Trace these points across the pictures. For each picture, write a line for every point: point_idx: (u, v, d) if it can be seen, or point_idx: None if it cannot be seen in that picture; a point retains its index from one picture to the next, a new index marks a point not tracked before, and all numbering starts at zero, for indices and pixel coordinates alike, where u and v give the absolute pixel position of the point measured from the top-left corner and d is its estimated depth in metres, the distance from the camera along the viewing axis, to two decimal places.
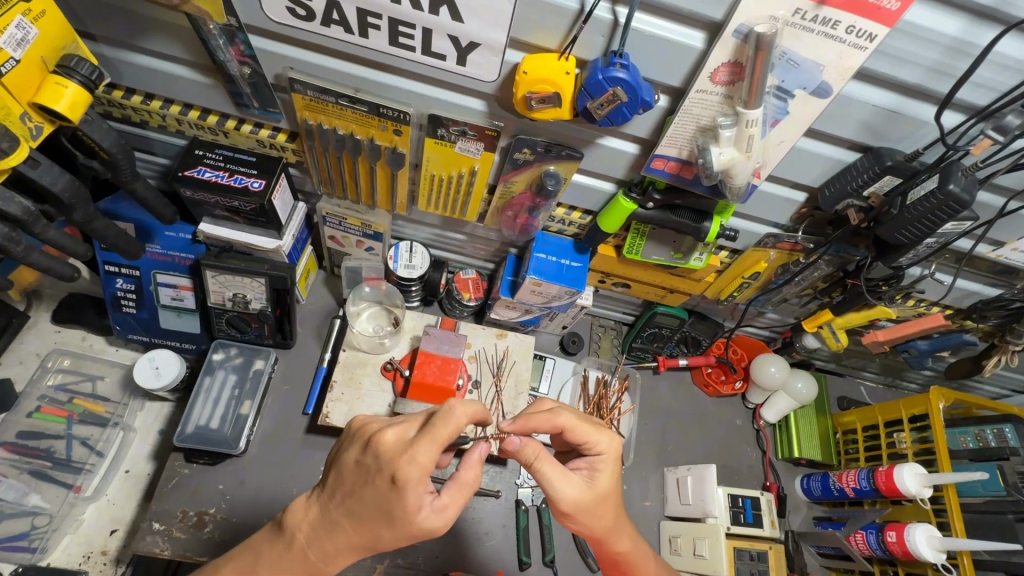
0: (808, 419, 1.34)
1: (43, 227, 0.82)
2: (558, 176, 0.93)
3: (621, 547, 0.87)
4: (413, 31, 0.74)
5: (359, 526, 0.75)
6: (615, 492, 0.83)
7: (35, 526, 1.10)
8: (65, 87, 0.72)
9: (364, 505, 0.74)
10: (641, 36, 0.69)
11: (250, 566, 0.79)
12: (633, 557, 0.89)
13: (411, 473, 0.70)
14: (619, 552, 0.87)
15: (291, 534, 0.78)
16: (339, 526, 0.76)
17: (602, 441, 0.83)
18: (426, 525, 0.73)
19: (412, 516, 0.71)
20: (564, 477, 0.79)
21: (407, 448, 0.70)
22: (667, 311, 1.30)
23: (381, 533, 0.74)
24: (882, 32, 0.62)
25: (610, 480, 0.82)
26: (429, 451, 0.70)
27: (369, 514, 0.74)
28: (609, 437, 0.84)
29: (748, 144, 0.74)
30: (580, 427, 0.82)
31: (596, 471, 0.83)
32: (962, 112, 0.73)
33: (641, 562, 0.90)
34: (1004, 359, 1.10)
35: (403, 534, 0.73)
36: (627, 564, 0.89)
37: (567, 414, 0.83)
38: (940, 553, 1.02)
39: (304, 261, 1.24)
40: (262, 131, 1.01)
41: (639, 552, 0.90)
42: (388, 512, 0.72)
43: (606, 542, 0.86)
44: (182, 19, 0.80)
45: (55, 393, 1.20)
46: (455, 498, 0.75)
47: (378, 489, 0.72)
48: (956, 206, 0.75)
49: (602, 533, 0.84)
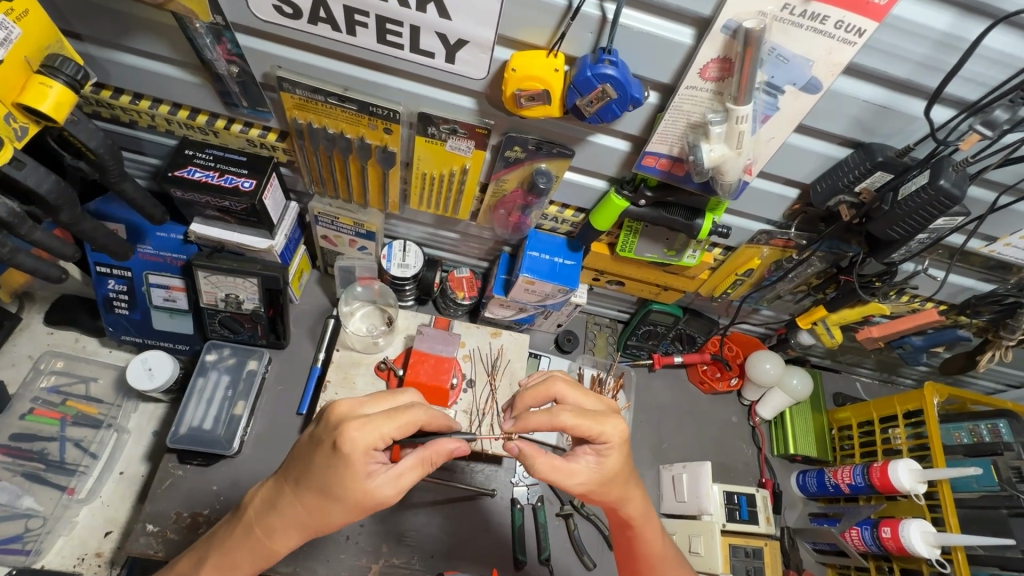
0: (803, 415, 1.35)
1: (29, 228, 0.81)
2: (549, 175, 0.93)
3: (633, 511, 0.87)
4: (400, 29, 0.74)
5: (308, 503, 0.76)
6: (625, 466, 0.82)
7: (29, 529, 1.09)
8: (50, 87, 0.71)
9: (309, 477, 0.75)
10: (628, 32, 0.69)
11: (208, 548, 0.82)
12: (642, 521, 0.89)
13: (357, 443, 0.71)
14: (631, 514, 0.88)
15: (245, 512, 0.81)
16: (288, 507, 0.77)
17: (608, 430, 0.79)
18: (376, 494, 0.74)
19: (359, 485, 0.72)
20: (570, 472, 0.80)
21: (361, 416, 0.73)
22: (662, 308, 1.30)
23: (329, 511, 0.75)
24: (871, 26, 0.61)
25: (619, 460, 0.81)
26: (380, 419, 0.73)
27: (313, 488, 0.75)
28: (618, 424, 0.80)
29: (739, 140, 0.73)
30: (584, 423, 0.78)
31: (603, 457, 0.81)
32: (953, 107, 0.73)
33: (649, 532, 0.90)
34: (998, 355, 1.10)
35: (352, 507, 0.74)
36: (637, 525, 0.89)
37: (568, 414, 0.78)
38: (935, 548, 1.02)
39: (297, 261, 1.23)
40: (252, 130, 1.00)
41: (647, 511, 0.90)
42: (335, 484, 0.73)
43: (617, 508, 0.87)
44: (168, 18, 0.80)
45: (47, 395, 1.19)
46: (409, 470, 0.76)
47: (323, 461, 0.73)
48: (947, 201, 0.75)
49: (614, 500, 0.85)
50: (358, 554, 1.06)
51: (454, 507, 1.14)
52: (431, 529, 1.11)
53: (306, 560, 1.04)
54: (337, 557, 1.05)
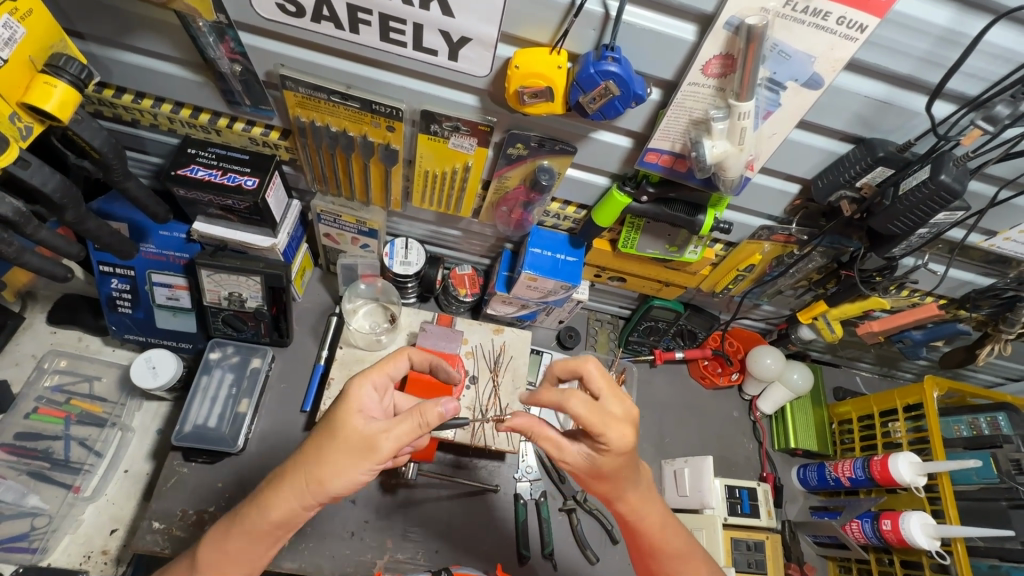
0: (804, 409, 1.36)
1: (35, 228, 0.81)
2: (551, 171, 0.93)
3: (626, 508, 0.86)
4: (403, 26, 0.74)
5: (307, 453, 0.76)
6: (621, 470, 0.79)
7: (35, 527, 1.10)
8: (54, 87, 0.72)
9: (316, 428, 0.79)
10: (631, 29, 0.69)
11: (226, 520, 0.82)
12: (637, 520, 0.87)
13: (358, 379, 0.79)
14: (624, 511, 0.87)
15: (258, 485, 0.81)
16: (292, 460, 0.78)
17: (610, 434, 0.74)
18: (368, 433, 0.74)
19: (352, 418, 0.75)
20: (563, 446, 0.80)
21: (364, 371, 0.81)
22: (663, 304, 1.31)
23: (323, 454, 0.75)
24: (873, 23, 0.62)
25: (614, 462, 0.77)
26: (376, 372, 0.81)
27: (316, 433, 0.78)
28: (621, 433, 0.74)
29: (741, 136, 0.74)
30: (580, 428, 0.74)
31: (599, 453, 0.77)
32: (953, 102, 0.74)
33: (650, 530, 0.88)
34: (997, 348, 1.11)
35: (345, 448, 0.74)
36: (634, 523, 0.88)
37: (575, 403, 0.73)
38: (935, 540, 1.03)
39: (299, 259, 1.24)
40: (255, 129, 1.00)
41: (649, 514, 0.87)
42: (331, 416, 0.76)
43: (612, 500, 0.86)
44: (171, 16, 0.80)
45: (52, 394, 1.19)
46: (404, 422, 0.75)
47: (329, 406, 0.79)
48: (948, 195, 0.76)
49: (607, 491, 0.84)
50: (362, 550, 1.07)
51: (457, 501, 1.15)
52: (437, 525, 1.12)
53: (312, 557, 1.05)
54: (342, 553, 1.06)
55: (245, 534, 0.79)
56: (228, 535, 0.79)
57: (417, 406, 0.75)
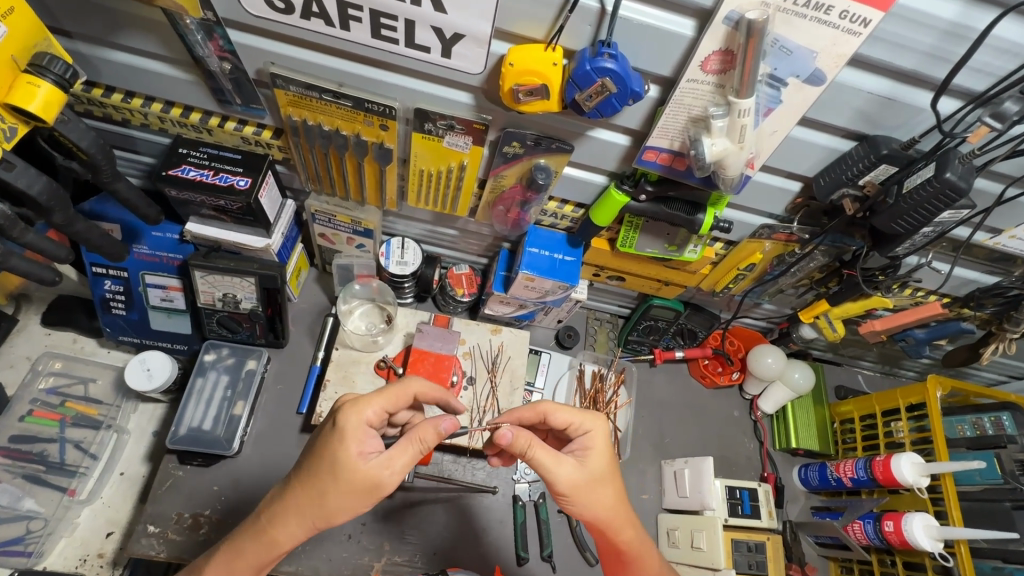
0: (805, 408, 1.34)
1: (21, 231, 0.80)
2: (548, 170, 0.91)
3: (623, 538, 0.83)
4: (395, 23, 0.72)
5: (308, 492, 0.74)
6: (612, 472, 0.82)
7: (30, 530, 1.09)
8: (38, 86, 0.70)
9: (312, 465, 0.75)
10: (628, 24, 0.67)
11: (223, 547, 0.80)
12: (636, 548, 0.84)
13: (349, 415, 0.74)
14: (622, 542, 0.83)
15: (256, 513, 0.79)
16: (290, 492, 0.76)
17: (588, 422, 0.84)
18: (372, 474, 0.73)
19: (353, 461, 0.72)
20: (559, 460, 0.79)
21: (355, 397, 0.76)
22: (663, 303, 1.29)
23: (326, 492, 0.73)
24: (877, 17, 0.60)
25: (603, 461, 0.82)
26: (372, 401, 0.76)
27: (313, 471, 0.74)
28: (597, 420, 0.85)
29: (741, 134, 0.72)
30: (561, 410, 0.84)
31: (589, 451, 0.82)
32: (960, 98, 0.72)
33: (645, 553, 0.86)
34: (1002, 347, 1.09)
35: (348, 489, 0.73)
36: (631, 554, 0.85)
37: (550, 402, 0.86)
38: (937, 542, 1.01)
39: (295, 259, 1.22)
40: (247, 128, 0.98)
41: (643, 543, 0.85)
42: (327, 460, 0.73)
43: (608, 532, 0.82)
44: (158, 14, 0.78)
45: (47, 396, 1.18)
46: (404, 452, 0.75)
47: (323, 441, 0.75)
48: (954, 193, 0.74)
49: (603, 518, 0.81)
50: (361, 553, 1.06)
51: (454, 504, 1.14)
52: (434, 528, 1.11)
53: (308, 560, 1.03)
54: (339, 556, 1.05)
55: (250, 564, 0.78)
56: (232, 565, 0.78)
57: (416, 432, 0.75)
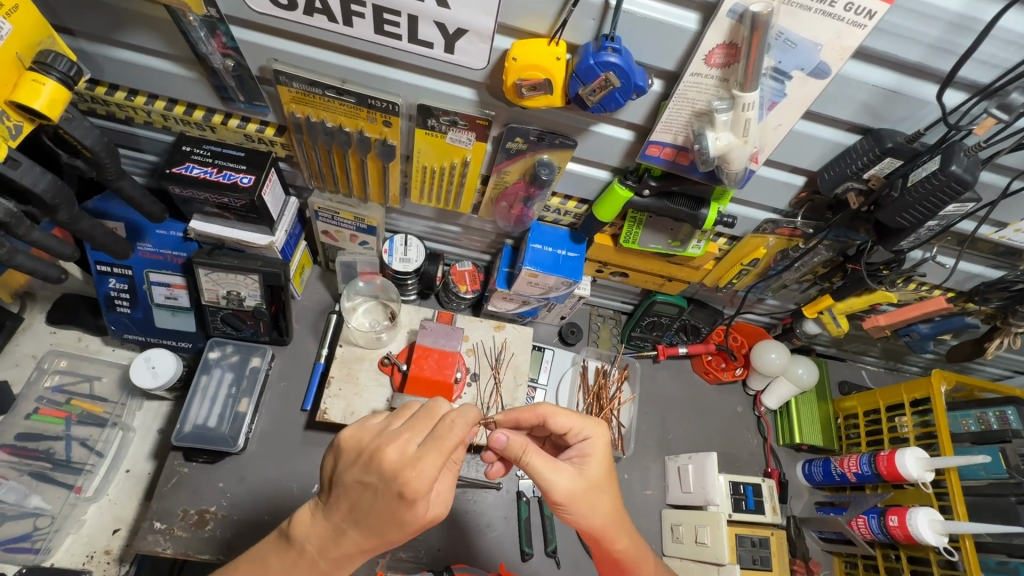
0: (809, 404, 1.34)
1: (27, 229, 0.80)
2: (551, 166, 0.92)
3: (621, 544, 0.83)
4: (398, 19, 0.72)
5: (372, 539, 0.72)
6: (609, 480, 0.82)
7: (37, 527, 1.09)
8: (42, 84, 0.70)
9: (374, 522, 0.70)
10: (632, 18, 0.67)
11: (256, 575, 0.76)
12: (631, 555, 0.85)
13: (421, 485, 0.68)
14: (618, 550, 0.84)
15: (303, 548, 0.74)
16: (345, 536, 0.72)
17: (588, 428, 0.84)
18: (435, 516, 0.73)
19: (421, 517, 0.71)
20: (555, 468, 0.79)
21: (417, 457, 0.68)
22: (666, 299, 1.28)
23: (389, 537, 0.72)
24: (882, 8, 0.60)
25: (600, 469, 0.82)
26: (436, 457, 0.69)
27: (377, 525, 0.71)
28: (597, 426, 0.84)
29: (745, 128, 0.72)
30: (561, 414, 0.84)
31: (586, 460, 0.82)
32: (965, 90, 0.72)
33: (642, 558, 0.86)
34: (1007, 342, 1.09)
35: (414, 533, 0.72)
36: (627, 561, 0.85)
37: (548, 403, 0.85)
38: (942, 536, 1.01)
39: (298, 256, 1.22)
40: (250, 125, 0.98)
41: (639, 548, 0.86)
42: (396, 521, 0.70)
43: (604, 540, 0.83)
44: (161, 11, 0.78)
45: (52, 395, 1.18)
46: (448, 476, 0.77)
47: (382, 501, 0.69)
48: (959, 186, 0.74)
49: (598, 526, 0.81)
50: None
51: (459, 500, 1.14)
52: (438, 524, 1.11)
53: None
54: None
55: None
56: None
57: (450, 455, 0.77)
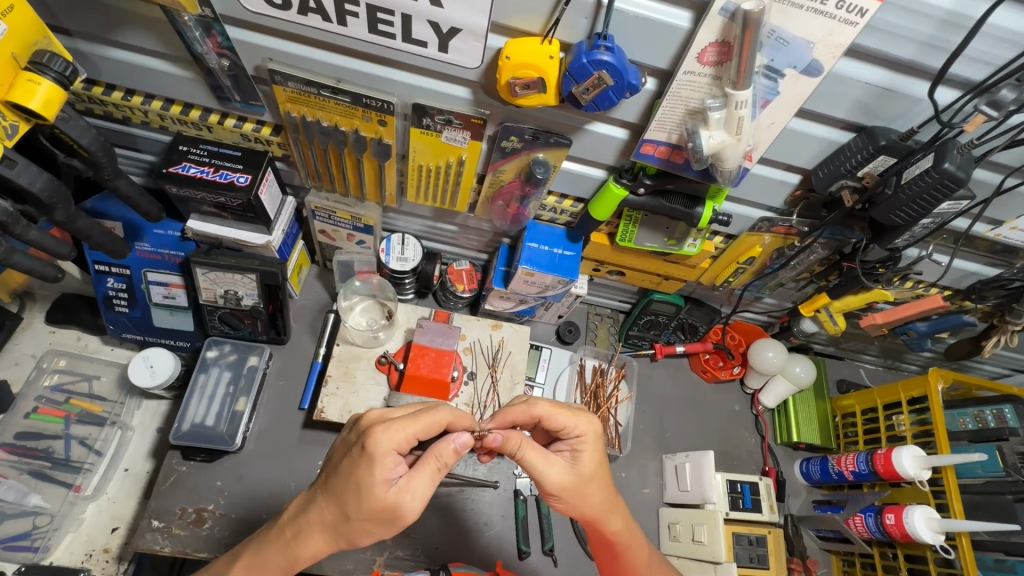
0: (807, 402, 1.34)
1: (23, 228, 0.80)
2: (547, 165, 0.92)
3: (614, 528, 0.84)
4: (391, 18, 0.73)
5: (334, 508, 0.74)
6: (601, 472, 0.82)
7: (37, 526, 1.09)
8: (38, 84, 0.70)
9: (337, 484, 0.73)
10: (624, 16, 0.67)
11: (239, 550, 0.81)
12: (625, 539, 0.86)
13: (381, 443, 0.70)
14: (612, 532, 0.84)
15: (281, 516, 0.80)
16: (315, 502, 0.76)
17: (581, 425, 0.82)
18: (394, 501, 0.71)
19: (378, 489, 0.70)
20: (548, 460, 0.79)
21: (387, 420, 0.73)
22: (663, 298, 1.28)
23: (348, 507, 0.72)
24: (873, 6, 0.60)
25: (593, 461, 0.82)
26: (403, 425, 0.72)
27: (339, 487, 0.73)
28: (589, 419, 0.83)
29: (738, 126, 0.72)
30: (558, 413, 0.82)
31: (578, 452, 0.82)
32: (958, 88, 0.72)
33: (635, 544, 0.87)
34: (1004, 340, 1.09)
35: (373, 513, 0.71)
36: (621, 546, 0.86)
37: (543, 402, 0.82)
38: (939, 534, 1.01)
39: (296, 256, 1.23)
40: (246, 125, 0.99)
41: (633, 533, 0.86)
42: (354, 485, 0.71)
43: (598, 525, 0.84)
44: (156, 11, 0.78)
45: (52, 394, 1.19)
46: (424, 472, 0.73)
47: (348, 457, 0.73)
48: (951, 183, 0.74)
49: (592, 513, 0.82)
50: (363, 548, 1.06)
51: (457, 498, 1.14)
52: (436, 522, 1.11)
53: None
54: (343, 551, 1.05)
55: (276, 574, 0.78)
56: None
57: (432, 449, 0.74)
